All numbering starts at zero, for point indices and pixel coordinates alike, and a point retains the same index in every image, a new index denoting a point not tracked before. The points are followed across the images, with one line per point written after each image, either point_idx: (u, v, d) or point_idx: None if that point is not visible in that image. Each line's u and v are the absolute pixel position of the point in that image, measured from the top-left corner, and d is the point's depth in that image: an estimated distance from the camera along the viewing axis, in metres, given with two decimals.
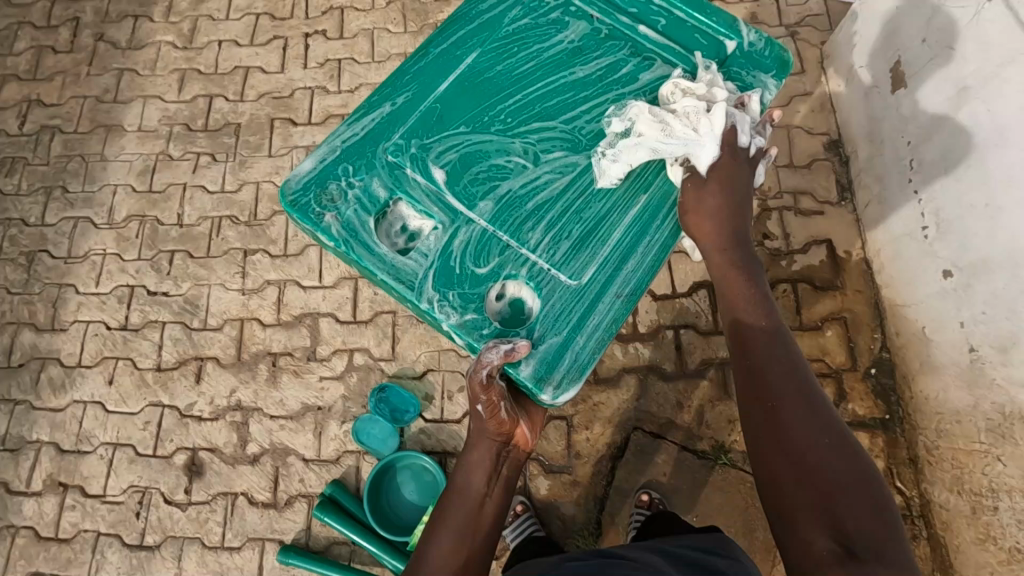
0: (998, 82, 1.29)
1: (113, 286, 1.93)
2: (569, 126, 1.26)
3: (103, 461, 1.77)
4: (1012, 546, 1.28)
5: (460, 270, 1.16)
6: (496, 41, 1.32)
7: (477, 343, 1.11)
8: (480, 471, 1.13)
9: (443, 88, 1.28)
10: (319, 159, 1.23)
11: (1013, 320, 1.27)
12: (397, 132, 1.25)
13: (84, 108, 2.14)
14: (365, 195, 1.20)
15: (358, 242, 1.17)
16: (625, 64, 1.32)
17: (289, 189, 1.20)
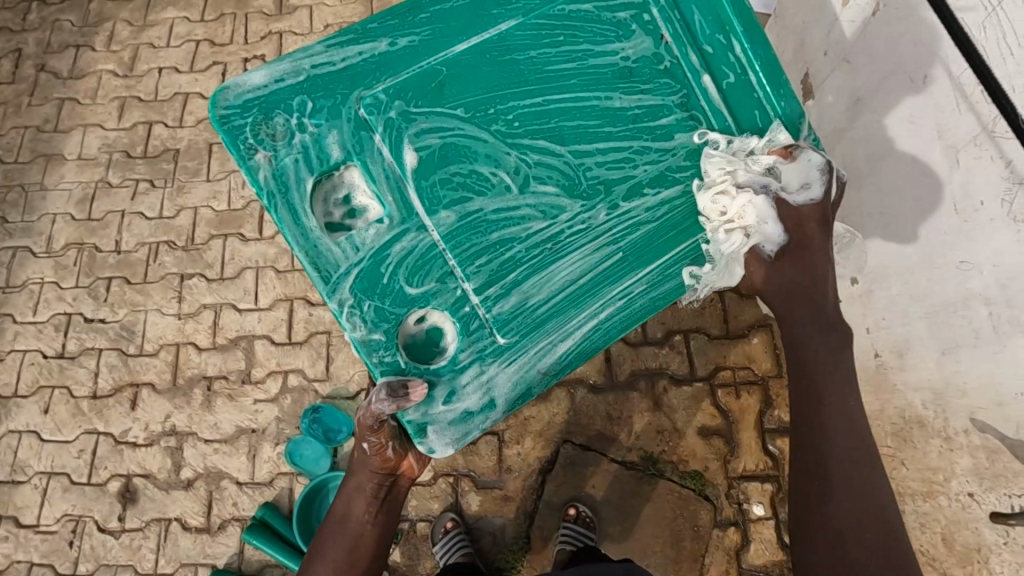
0: (882, 94, 1.31)
1: (50, 314, 1.93)
2: (577, 161, 1.12)
3: (38, 491, 1.77)
4: (917, 549, 1.33)
5: (388, 280, 1.07)
6: (544, 18, 1.13)
7: (374, 369, 1.06)
8: (361, 498, 1.13)
9: (460, 50, 1.11)
10: (276, 77, 1.07)
11: (906, 327, 1.30)
12: (382, 85, 1.09)
13: (25, 138, 2.15)
14: (314, 146, 1.06)
15: (284, 200, 1.05)
16: (667, 112, 1.14)
17: (225, 102, 1.05)
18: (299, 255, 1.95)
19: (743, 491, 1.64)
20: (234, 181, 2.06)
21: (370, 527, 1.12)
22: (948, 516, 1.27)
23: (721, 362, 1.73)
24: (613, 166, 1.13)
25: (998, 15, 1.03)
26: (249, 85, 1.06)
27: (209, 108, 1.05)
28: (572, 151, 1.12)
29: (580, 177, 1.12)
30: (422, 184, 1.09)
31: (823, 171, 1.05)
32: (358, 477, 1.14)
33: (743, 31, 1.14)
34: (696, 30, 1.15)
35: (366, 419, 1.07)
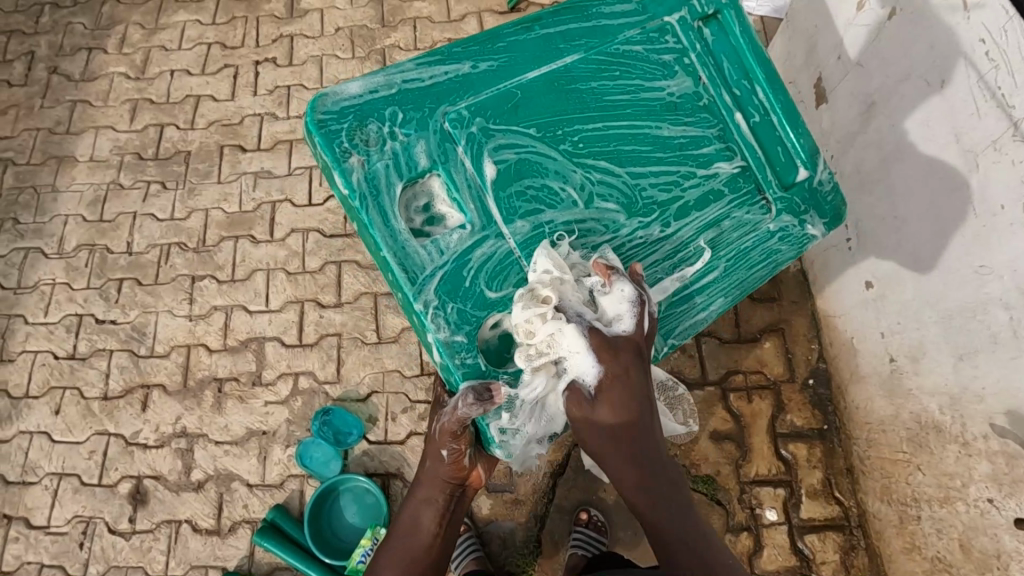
0: (897, 98, 1.31)
1: (62, 315, 1.94)
2: (632, 181, 1.19)
3: (48, 492, 1.77)
4: (934, 555, 1.33)
5: (470, 284, 1.10)
6: (602, 54, 1.22)
7: (456, 373, 1.07)
8: (431, 510, 1.17)
9: (530, 76, 1.19)
10: (371, 88, 1.15)
11: (921, 331, 1.30)
12: (464, 100, 1.16)
13: (37, 140, 2.16)
14: (403, 153, 1.12)
15: (375, 203, 1.10)
16: (708, 142, 1.23)
17: (323, 108, 1.12)
18: (310, 258, 1.96)
19: (754, 496, 1.62)
20: (245, 183, 2.06)
21: (440, 534, 1.17)
22: (965, 522, 1.24)
23: (733, 366, 1.73)
24: (665, 188, 1.20)
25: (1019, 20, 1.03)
26: (346, 96, 1.14)
27: (308, 112, 1.12)
28: (628, 171, 1.20)
29: (637, 195, 1.19)
30: (503, 196, 1.14)
31: (634, 304, 1.05)
32: (428, 488, 1.17)
33: (764, 78, 1.24)
34: (725, 75, 1.25)
35: (448, 425, 1.08)
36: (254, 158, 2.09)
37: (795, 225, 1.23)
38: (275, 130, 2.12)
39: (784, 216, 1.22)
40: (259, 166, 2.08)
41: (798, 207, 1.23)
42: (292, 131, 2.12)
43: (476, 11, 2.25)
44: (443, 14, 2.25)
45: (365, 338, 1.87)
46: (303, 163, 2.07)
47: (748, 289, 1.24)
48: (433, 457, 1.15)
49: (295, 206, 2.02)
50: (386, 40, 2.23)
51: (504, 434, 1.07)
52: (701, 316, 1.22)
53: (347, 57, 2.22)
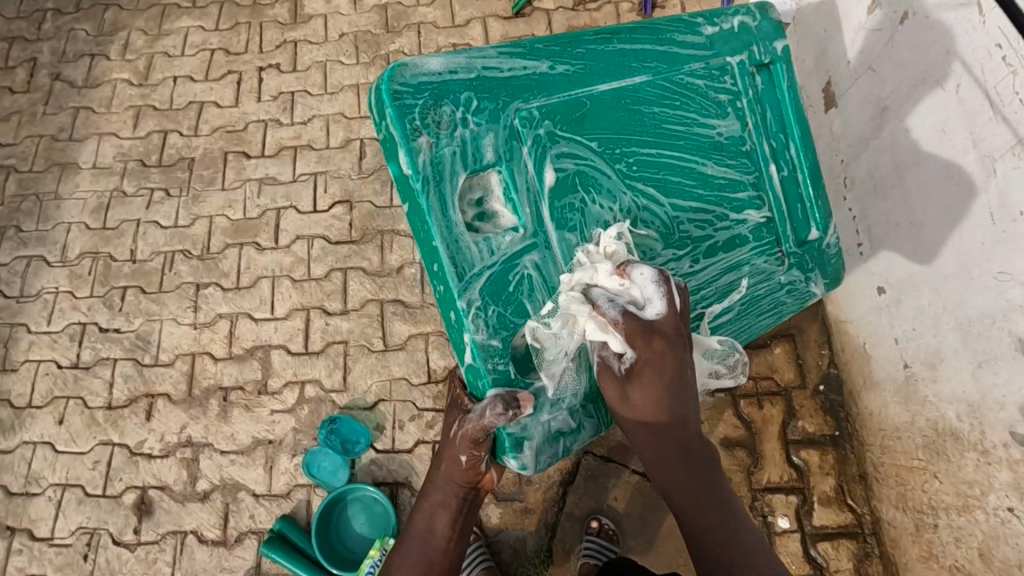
0: (911, 101, 1.30)
1: (65, 323, 1.92)
2: (671, 212, 1.21)
3: (52, 503, 1.75)
4: (952, 563, 1.32)
5: (515, 290, 1.09)
6: (669, 81, 1.22)
7: (486, 377, 1.07)
8: (445, 513, 1.21)
9: (601, 89, 1.17)
10: (453, 67, 1.08)
11: (937, 337, 1.29)
12: (536, 102, 1.13)
13: (39, 147, 2.14)
14: (472, 143, 1.07)
15: (436, 189, 1.05)
16: (744, 188, 1.26)
17: (401, 78, 1.04)
18: (315, 264, 1.94)
19: (767, 504, 1.61)
20: (250, 190, 2.05)
21: (455, 536, 1.21)
22: (986, 531, 1.23)
23: (743, 372, 1.72)
24: (698, 226, 1.23)
25: None
26: (428, 70, 1.06)
27: (384, 80, 1.04)
28: (669, 204, 1.21)
29: (673, 225, 1.21)
30: (556, 206, 1.13)
31: (659, 284, 1.04)
32: (442, 493, 1.21)
33: (798, 135, 1.30)
34: (767, 125, 1.29)
35: (470, 432, 1.10)
36: (259, 164, 2.08)
37: (801, 281, 1.31)
38: (280, 136, 2.11)
39: (795, 270, 1.29)
40: (263, 172, 2.07)
41: (805, 264, 1.30)
42: (297, 136, 2.11)
43: (481, 16, 2.24)
44: (448, 20, 2.24)
45: (372, 345, 1.85)
46: (308, 170, 2.06)
47: (752, 335, 1.30)
48: (448, 462, 1.17)
49: (300, 213, 2.01)
50: (391, 46, 2.23)
51: (523, 447, 1.09)
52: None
53: (352, 62, 2.21)
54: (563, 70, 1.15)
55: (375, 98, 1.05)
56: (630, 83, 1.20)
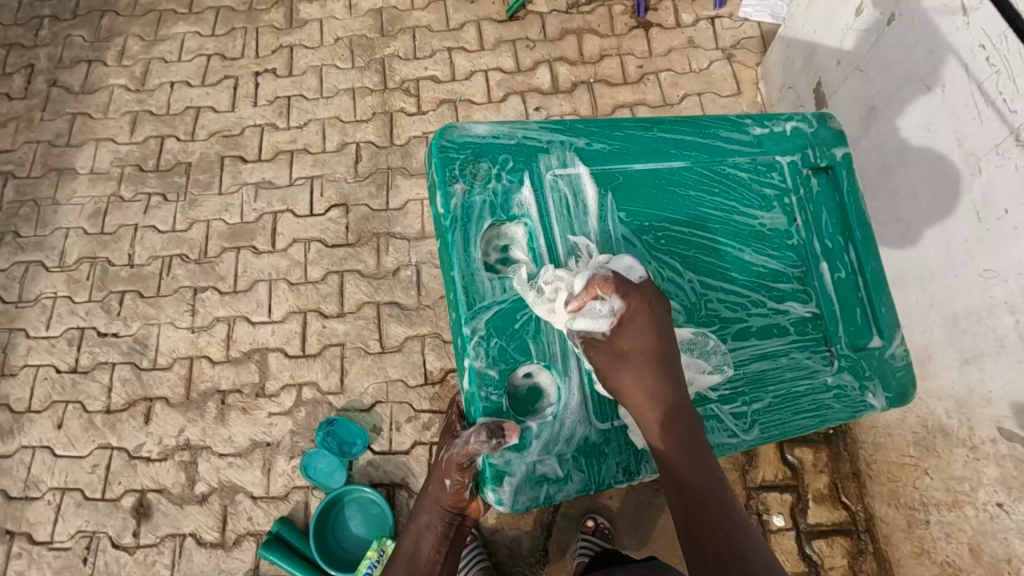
0: (897, 101, 1.32)
1: (63, 328, 1.93)
2: (699, 292, 1.21)
3: (51, 507, 1.76)
4: (942, 559, 1.33)
5: (524, 329, 1.13)
6: (707, 166, 1.26)
7: (479, 404, 1.10)
8: (429, 536, 1.18)
9: (636, 168, 1.24)
10: (496, 131, 1.21)
11: (926, 333, 1.31)
12: (573, 167, 1.21)
13: (36, 153, 2.16)
14: (502, 196, 1.18)
15: (462, 228, 1.15)
16: (787, 278, 1.25)
17: (450, 136, 1.19)
18: (312, 267, 1.95)
19: (761, 502, 1.62)
20: (246, 194, 2.06)
21: (440, 560, 1.18)
22: (975, 526, 1.24)
23: None
24: (725, 309, 1.22)
25: None
26: (473, 134, 1.20)
27: (435, 137, 1.19)
28: (698, 283, 1.21)
29: (702, 306, 1.20)
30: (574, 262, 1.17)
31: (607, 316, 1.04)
32: (428, 515, 1.18)
33: (858, 240, 1.28)
34: (822, 226, 1.28)
35: (456, 457, 1.11)
36: (255, 168, 2.09)
37: (854, 387, 1.24)
38: (276, 141, 2.12)
39: (845, 374, 1.23)
40: (260, 176, 2.08)
41: (862, 371, 1.24)
42: (293, 140, 2.12)
43: (475, 19, 2.26)
44: (442, 23, 2.26)
45: (369, 347, 1.87)
46: (304, 173, 2.07)
47: (787, 433, 1.22)
48: (437, 484, 1.16)
49: (296, 216, 2.02)
50: (385, 49, 2.24)
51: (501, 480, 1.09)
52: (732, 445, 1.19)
53: (347, 67, 2.22)
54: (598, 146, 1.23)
55: (426, 151, 1.20)
56: (660, 170, 1.25)
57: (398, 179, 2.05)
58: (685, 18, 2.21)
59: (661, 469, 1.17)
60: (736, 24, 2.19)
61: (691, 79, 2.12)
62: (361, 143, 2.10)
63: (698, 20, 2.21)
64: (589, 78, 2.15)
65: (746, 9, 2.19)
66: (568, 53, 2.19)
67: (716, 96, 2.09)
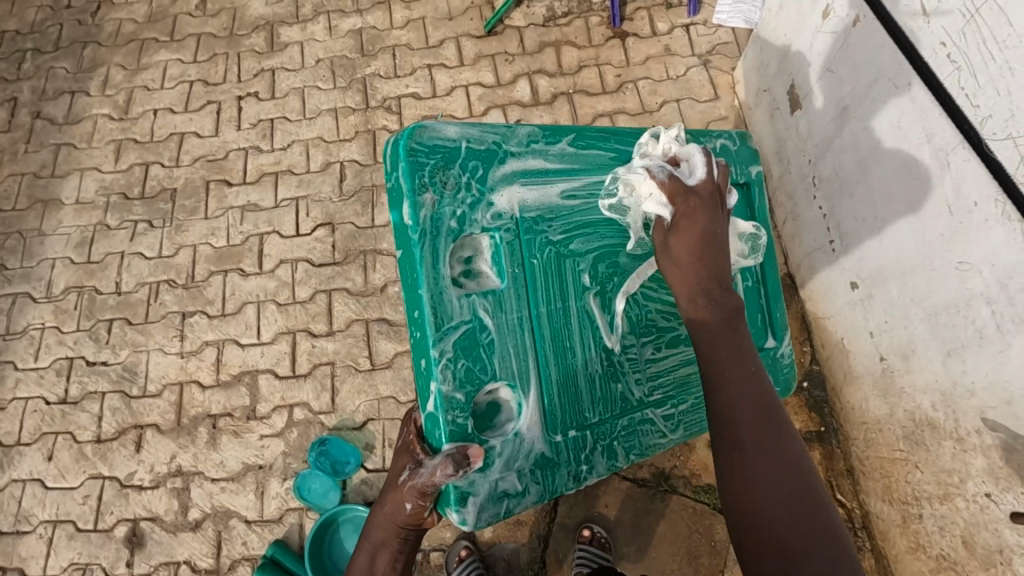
0: (868, 102, 1.35)
1: (52, 359, 1.92)
2: (645, 301, 1.24)
3: (43, 540, 1.74)
4: (938, 554, 1.33)
5: (488, 349, 1.12)
6: None
7: (446, 428, 1.08)
8: (387, 554, 1.16)
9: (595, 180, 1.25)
10: (465, 141, 1.16)
11: (908, 329, 1.32)
12: (551, 182, 1.21)
13: (22, 185, 2.16)
14: (473, 205, 1.14)
15: (431, 241, 1.10)
16: None
17: (419, 137, 1.12)
18: (300, 288, 1.96)
19: None
20: (232, 218, 2.06)
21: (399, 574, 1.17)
22: (966, 519, 1.24)
23: None
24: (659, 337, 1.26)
25: (976, 21, 1.06)
26: (433, 138, 1.13)
27: (403, 138, 1.11)
28: (647, 298, 1.25)
29: (642, 315, 1.24)
30: (529, 264, 1.16)
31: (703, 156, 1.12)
32: (383, 533, 1.16)
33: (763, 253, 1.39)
34: None
35: (420, 485, 1.09)
36: (241, 192, 2.10)
37: None
38: (260, 163, 2.13)
39: None
40: (245, 200, 2.09)
41: None
42: (277, 162, 2.13)
43: (454, 36, 2.29)
44: (422, 41, 2.29)
45: (359, 365, 1.86)
46: (289, 195, 2.08)
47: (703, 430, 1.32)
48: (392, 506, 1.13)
49: (283, 237, 2.02)
50: (367, 69, 2.26)
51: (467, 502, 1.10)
52: (659, 442, 1.28)
53: (329, 87, 2.24)
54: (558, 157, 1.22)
55: (390, 152, 1.12)
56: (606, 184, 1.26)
57: (383, 197, 2.06)
58: (660, 26, 2.25)
59: (603, 473, 1.24)
60: (711, 30, 2.22)
61: (670, 85, 2.15)
62: (345, 162, 2.11)
63: (673, 27, 2.24)
64: (569, 89, 2.18)
65: (719, 15, 2.22)
66: (548, 65, 2.22)
67: (695, 102, 2.12)
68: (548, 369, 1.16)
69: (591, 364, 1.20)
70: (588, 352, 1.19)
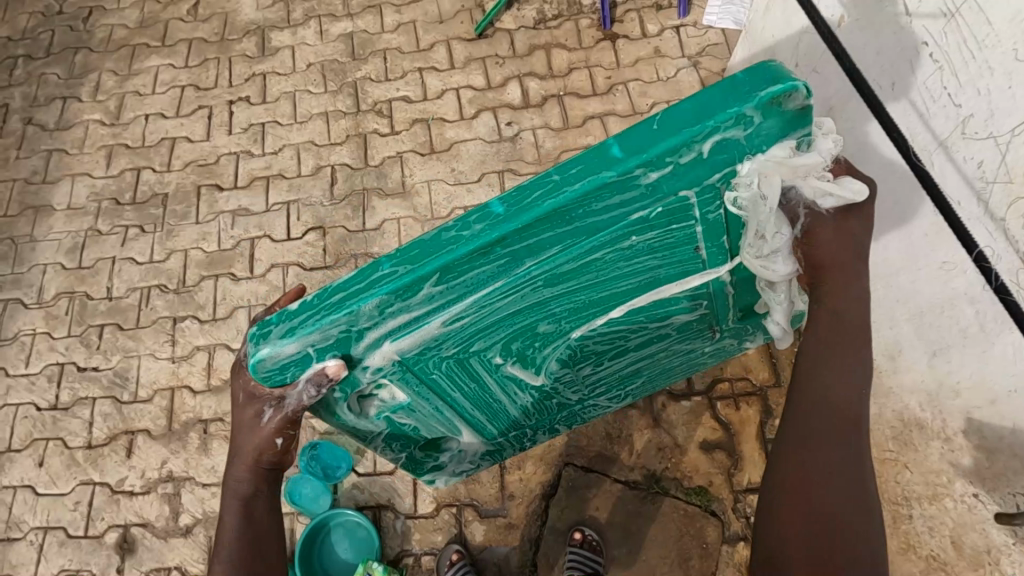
0: (854, 103, 1.34)
1: (43, 365, 1.92)
2: (581, 343, 1.11)
3: (34, 547, 1.73)
4: (930, 554, 1.29)
5: (411, 427, 1.17)
6: (591, 249, 0.86)
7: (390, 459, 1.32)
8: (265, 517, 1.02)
9: (498, 289, 0.85)
10: (305, 343, 0.82)
11: (894, 329, 1.32)
12: (439, 321, 0.87)
13: (13, 191, 2.16)
14: (349, 384, 0.93)
15: (319, 411, 0.99)
16: (676, 301, 1.09)
17: (259, 372, 0.84)
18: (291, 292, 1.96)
19: (749, 504, 1.63)
20: (223, 222, 2.06)
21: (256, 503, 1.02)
22: (954, 519, 1.26)
23: (717, 374, 1.75)
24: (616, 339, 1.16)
25: (957, 21, 1.05)
26: (267, 361, 0.82)
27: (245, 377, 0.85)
28: (576, 340, 1.08)
29: (577, 353, 1.13)
30: (429, 380, 1.00)
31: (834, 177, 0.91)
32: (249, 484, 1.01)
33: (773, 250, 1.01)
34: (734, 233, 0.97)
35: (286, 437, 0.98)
36: (232, 196, 2.10)
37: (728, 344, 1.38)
38: (251, 167, 2.13)
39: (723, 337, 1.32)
40: (236, 205, 2.08)
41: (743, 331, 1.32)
42: (268, 167, 2.13)
43: (445, 39, 2.29)
44: (412, 45, 2.29)
45: None
46: (280, 199, 2.08)
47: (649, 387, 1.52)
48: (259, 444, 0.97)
49: (274, 241, 2.02)
50: (357, 73, 2.26)
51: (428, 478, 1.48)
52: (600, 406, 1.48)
53: (320, 91, 2.24)
54: (458, 301, 0.84)
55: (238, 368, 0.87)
56: (514, 294, 0.88)
57: (374, 200, 2.06)
58: (650, 28, 2.25)
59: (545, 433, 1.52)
60: (701, 32, 2.22)
61: (660, 87, 2.15)
62: (336, 166, 2.11)
63: (663, 29, 2.24)
64: (559, 91, 2.18)
65: (708, 17, 2.23)
66: (538, 67, 2.22)
67: None
68: (472, 415, 1.21)
69: (519, 400, 1.23)
70: (513, 395, 1.19)
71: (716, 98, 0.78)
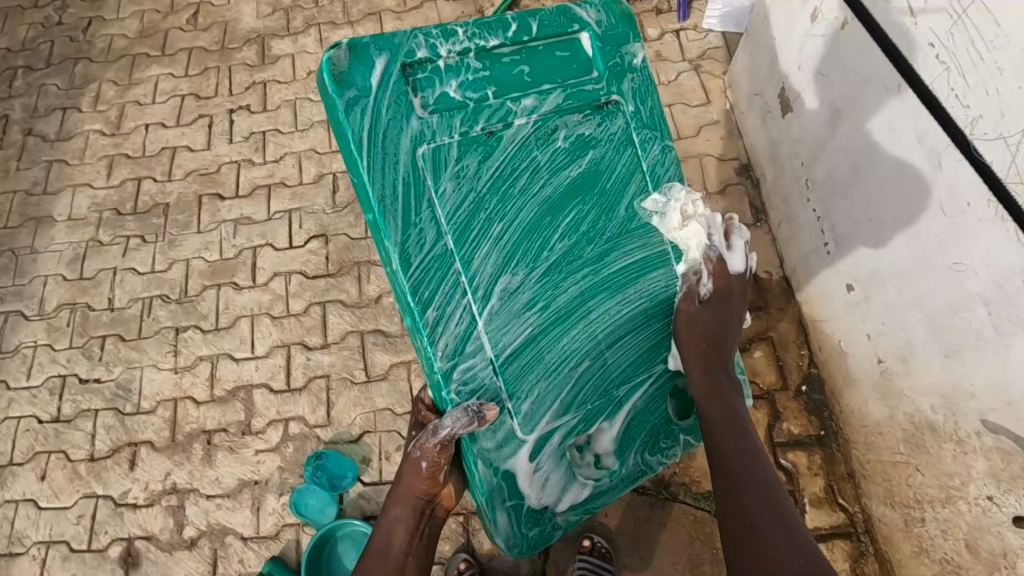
0: (861, 103, 1.35)
1: (44, 377, 1.90)
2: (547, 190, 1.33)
3: (36, 562, 1.71)
4: (942, 557, 1.32)
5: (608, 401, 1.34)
6: (422, 241, 1.23)
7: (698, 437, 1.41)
8: (401, 528, 1.25)
9: (426, 285, 1.23)
10: (503, 504, 1.25)
11: (906, 331, 1.31)
12: (439, 321, 1.24)
13: (13, 203, 2.15)
14: (504, 443, 1.25)
15: (557, 484, 1.30)
16: (531, 142, 1.33)
17: (504, 540, 1.27)
18: (294, 300, 1.95)
19: None
20: (225, 231, 2.05)
21: (412, 552, 1.23)
22: (970, 522, 1.23)
23: None
24: (525, 153, 1.32)
25: (964, 22, 1.06)
26: (505, 526, 1.26)
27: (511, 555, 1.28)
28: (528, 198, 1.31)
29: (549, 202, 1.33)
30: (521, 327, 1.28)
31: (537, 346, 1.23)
32: (382, 535, 1.25)
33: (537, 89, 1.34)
34: (489, 114, 1.30)
35: (415, 496, 1.27)
36: (234, 205, 2.09)
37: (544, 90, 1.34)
38: (253, 176, 2.13)
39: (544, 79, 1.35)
40: (238, 214, 2.08)
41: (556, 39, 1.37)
42: (269, 175, 2.13)
43: None
44: None
45: (355, 377, 1.85)
46: (283, 207, 2.07)
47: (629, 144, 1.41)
48: (398, 497, 1.27)
49: (276, 250, 2.01)
50: None
51: None
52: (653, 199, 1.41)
53: (322, 99, 2.24)
54: (433, 317, 1.23)
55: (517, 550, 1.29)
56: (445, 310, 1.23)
57: None
58: (651, 32, 2.25)
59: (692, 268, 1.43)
60: (701, 36, 2.23)
61: (661, 91, 2.14)
62: (338, 174, 2.11)
63: (664, 33, 2.24)
64: None
65: (708, 21, 2.22)
66: None
67: (686, 106, 2.10)
68: (639, 363, 1.37)
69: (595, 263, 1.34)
70: (607, 319, 1.34)
71: (340, 131, 1.23)
